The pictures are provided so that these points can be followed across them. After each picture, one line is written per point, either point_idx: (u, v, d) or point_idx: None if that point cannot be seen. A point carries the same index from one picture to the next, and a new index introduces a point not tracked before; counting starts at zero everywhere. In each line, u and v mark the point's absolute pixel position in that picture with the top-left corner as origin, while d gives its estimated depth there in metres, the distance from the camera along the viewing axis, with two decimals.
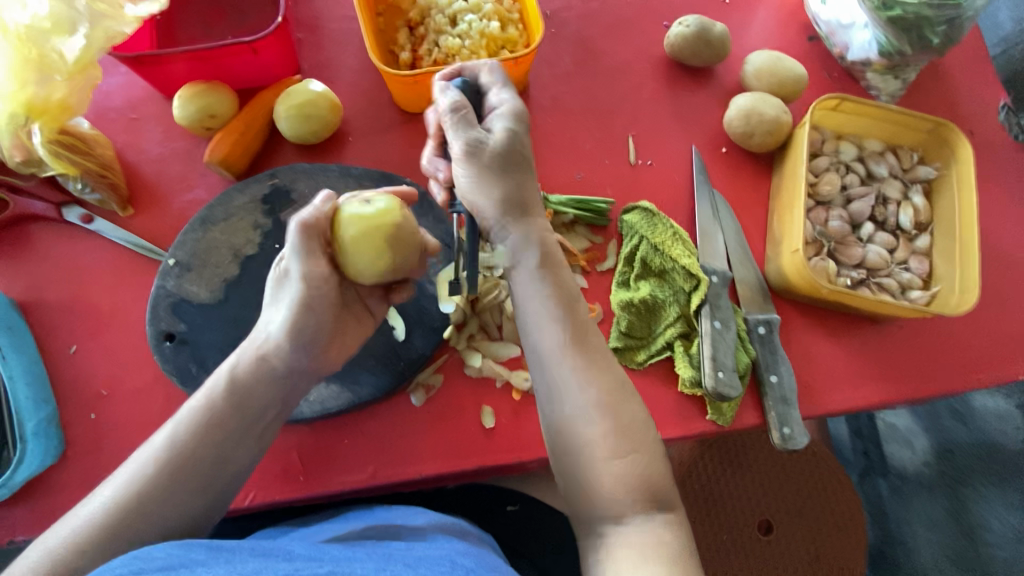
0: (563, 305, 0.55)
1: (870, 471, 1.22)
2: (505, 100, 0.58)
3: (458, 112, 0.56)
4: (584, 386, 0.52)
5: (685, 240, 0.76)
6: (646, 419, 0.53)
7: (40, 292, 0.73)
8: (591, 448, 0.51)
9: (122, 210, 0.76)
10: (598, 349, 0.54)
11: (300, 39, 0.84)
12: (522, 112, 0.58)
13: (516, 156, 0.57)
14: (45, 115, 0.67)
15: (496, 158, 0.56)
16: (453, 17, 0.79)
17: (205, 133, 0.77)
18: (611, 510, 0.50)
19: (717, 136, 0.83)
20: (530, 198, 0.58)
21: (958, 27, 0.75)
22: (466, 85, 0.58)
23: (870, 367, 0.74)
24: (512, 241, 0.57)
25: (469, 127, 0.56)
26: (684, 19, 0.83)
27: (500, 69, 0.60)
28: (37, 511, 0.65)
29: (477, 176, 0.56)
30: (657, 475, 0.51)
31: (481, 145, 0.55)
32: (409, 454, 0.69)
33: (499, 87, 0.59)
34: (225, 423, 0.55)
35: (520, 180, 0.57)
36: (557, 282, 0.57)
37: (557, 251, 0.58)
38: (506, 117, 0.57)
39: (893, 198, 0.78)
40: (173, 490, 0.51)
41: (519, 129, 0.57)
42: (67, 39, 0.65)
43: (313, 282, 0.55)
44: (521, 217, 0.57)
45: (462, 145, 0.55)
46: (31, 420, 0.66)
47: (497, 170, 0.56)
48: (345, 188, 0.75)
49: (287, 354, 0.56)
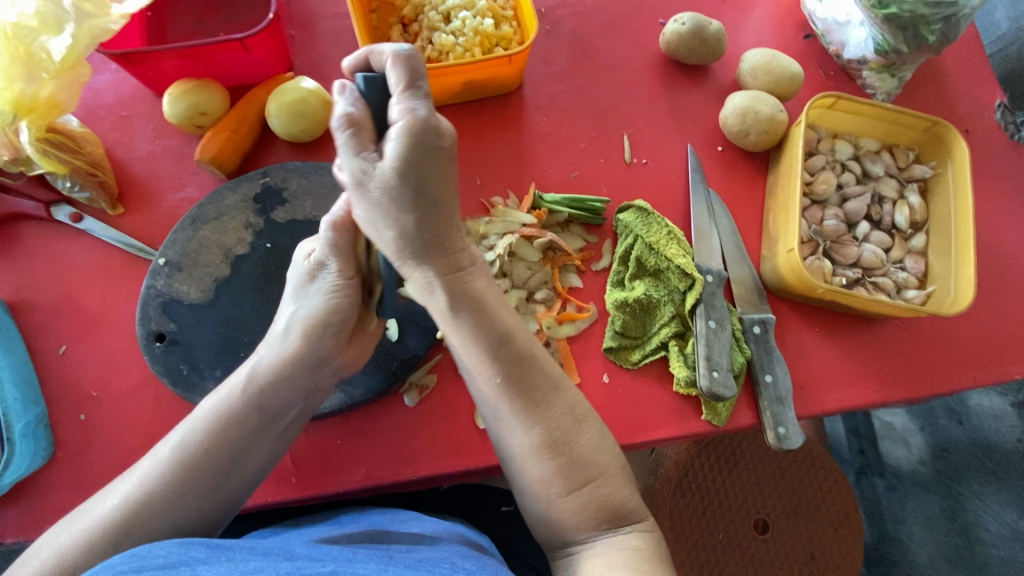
0: (490, 347, 0.54)
1: (865, 469, 1.25)
2: (405, 112, 0.44)
3: (351, 126, 0.45)
4: (530, 427, 0.53)
5: (680, 239, 0.75)
6: (601, 440, 0.55)
7: (30, 292, 0.73)
8: (548, 482, 0.53)
9: (113, 209, 0.75)
10: (546, 385, 0.55)
11: (293, 35, 0.83)
12: (430, 131, 0.45)
13: (417, 190, 0.46)
14: (33, 113, 0.65)
15: (389, 191, 0.46)
16: (446, 14, 0.79)
17: (195, 131, 0.76)
18: (575, 534, 0.53)
19: (713, 135, 0.83)
20: (443, 237, 0.51)
21: (954, 25, 0.74)
22: (372, 83, 0.46)
23: (865, 367, 0.74)
24: (422, 280, 0.52)
25: (362, 148, 0.45)
26: (679, 16, 0.83)
27: (410, 59, 0.45)
28: (26, 514, 0.65)
29: (370, 212, 0.48)
30: (617, 496, 0.53)
31: (372, 174, 0.45)
32: (402, 454, 0.69)
33: (402, 94, 0.45)
34: (243, 422, 0.55)
35: (427, 222, 0.49)
36: (481, 322, 0.54)
37: (480, 286, 0.55)
38: (399, 143, 0.44)
39: (889, 197, 0.78)
40: (185, 490, 0.52)
41: (419, 156, 0.45)
42: (54, 36, 0.64)
43: (338, 270, 0.59)
44: (430, 255, 0.51)
45: (350, 172, 0.46)
46: (20, 421, 0.65)
47: (392, 205, 0.46)
48: (337, 187, 0.74)
49: (312, 344, 0.59)
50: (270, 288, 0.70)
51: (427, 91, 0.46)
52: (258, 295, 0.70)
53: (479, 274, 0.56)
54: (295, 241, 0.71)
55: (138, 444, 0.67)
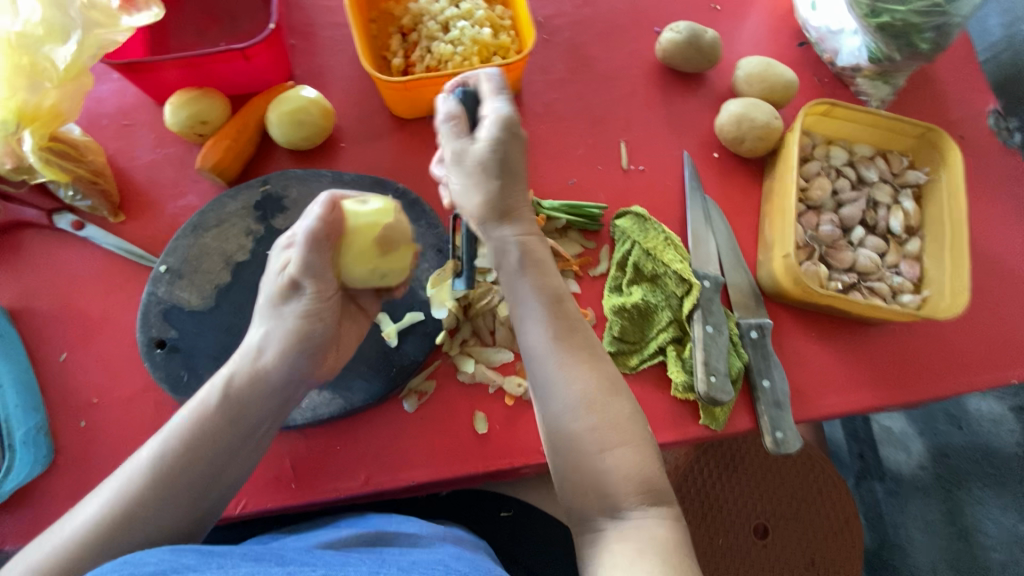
0: (548, 305, 0.56)
1: (866, 473, 1.22)
2: (495, 108, 0.54)
3: (452, 119, 0.55)
4: (575, 381, 0.53)
5: (677, 245, 0.76)
6: (639, 412, 0.54)
7: (31, 300, 0.73)
8: (584, 441, 0.51)
9: (114, 217, 0.76)
10: (588, 347, 0.55)
11: (293, 45, 0.84)
12: (515, 122, 0.54)
13: (504, 163, 0.55)
14: (36, 122, 0.66)
15: (481, 164, 0.54)
16: (445, 24, 0.80)
17: (197, 139, 0.77)
18: (606, 503, 0.50)
19: (709, 141, 0.84)
20: (520, 207, 0.58)
21: (946, 34, 0.75)
22: (467, 95, 0.56)
23: (861, 371, 0.74)
24: (498, 240, 0.58)
25: (460, 134, 0.55)
26: (675, 25, 0.84)
27: (499, 78, 0.56)
28: (25, 520, 0.65)
29: (465, 185, 0.57)
30: (648, 467, 0.51)
31: (467, 153, 0.55)
32: (402, 460, 0.69)
33: (493, 96, 0.55)
34: (218, 438, 0.55)
35: (510, 190, 0.57)
36: (543, 280, 0.57)
37: (544, 252, 0.59)
38: (493, 126, 0.53)
39: (883, 203, 0.79)
40: (160, 502, 0.52)
41: (507, 138, 0.54)
42: (59, 45, 0.65)
43: (313, 291, 0.59)
44: (511, 220, 0.58)
45: (450, 152, 0.55)
46: (21, 428, 0.66)
47: (482, 176, 0.55)
48: (337, 194, 0.75)
49: (285, 362, 0.58)
50: None
51: (509, 97, 0.55)
52: (258, 301, 0.70)
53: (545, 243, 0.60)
54: None
55: (139, 450, 0.68)
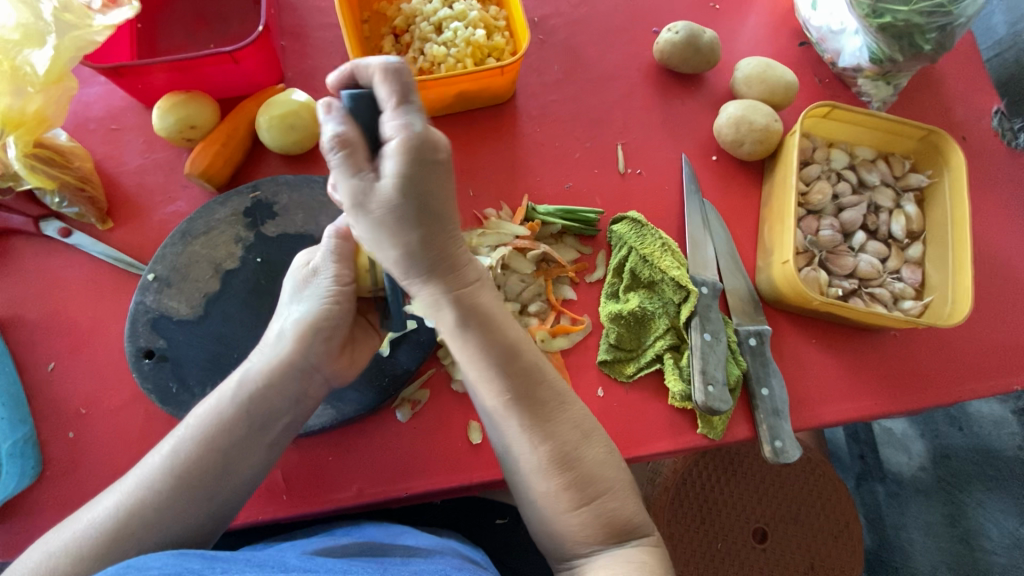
0: (500, 363, 0.53)
1: (866, 475, 1.22)
2: (400, 126, 0.41)
3: (344, 147, 0.41)
4: (538, 445, 0.52)
5: (675, 251, 0.75)
6: (609, 456, 0.55)
7: (18, 309, 0.72)
8: (551, 496, 0.53)
9: (102, 223, 0.75)
10: (550, 401, 0.54)
11: (284, 46, 0.83)
12: (429, 144, 0.42)
13: (421, 208, 0.44)
14: (21, 128, 0.65)
15: (391, 211, 0.43)
16: (437, 25, 0.78)
17: (186, 145, 0.76)
18: (580, 549, 0.52)
19: (707, 144, 0.82)
20: (453, 250, 0.49)
21: (949, 35, 0.74)
22: (358, 100, 0.42)
23: (862, 379, 0.73)
24: (429, 297, 0.51)
25: (359, 168, 0.42)
26: (673, 26, 0.82)
27: (401, 72, 0.41)
28: (12, 534, 0.64)
29: (370, 233, 0.46)
30: (623, 511, 0.53)
31: (371, 194, 0.43)
32: (396, 470, 0.68)
33: (394, 108, 0.41)
34: (234, 429, 0.55)
35: (433, 236, 0.47)
36: (489, 338, 0.53)
37: (485, 300, 0.53)
38: (398, 161, 0.41)
39: (885, 206, 0.77)
40: (175, 499, 0.51)
41: (419, 171, 0.42)
42: (37, 49, 0.64)
43: (334, 275, 0.59)
44: (438, 274, 0.50)
45: (349, 192, 0.43)
46: (7, 441, 0.65)
47: (395, 227, 0.45)
48: (328, 200, 0.73)
49: (305, 348, 0.58)
50: (261, 303, 0.69)
51: (418, 101, 0.42)
52: (249, 310, 0.69)
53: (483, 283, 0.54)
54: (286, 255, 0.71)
55: (128, 462, 0.67)
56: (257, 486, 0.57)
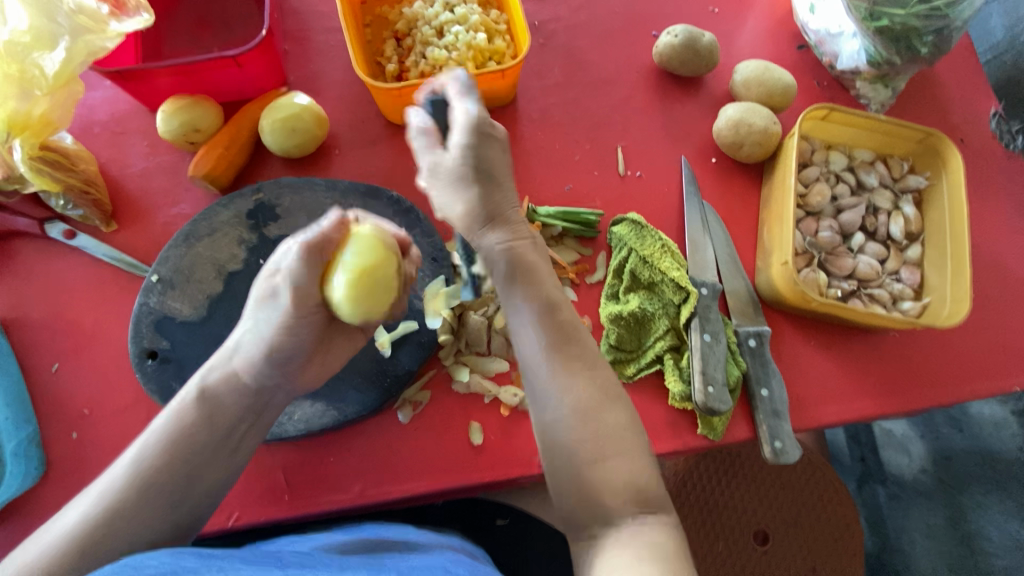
0: (539, 314, 0.53)
1: (867, 477, 1.23)
2: (466, 109, 0.50)
3: (422, 133, 0.52)
4: (568, 392, 0.51)
5: (674, 253, 0.76)
6: (634, 422, 0.53)
7: (22, 311, 0.72)
8: (577, 453, 0.50)
9: (106, 225, 0.75)
10: (583, 355, 0.53)
11: (287, 50, 0.84)
12: (487, 123, 0.51)
13: (482, 172, 0.52)
14: (27, 131, 0.66)
15: (459, 174, 0.51)
16: (439, 29, 0.79)
17: (189, 147, 0.76)
18: (604, 511, 0.50)
19: (707, 146, 0.83)
20: (506, 208, 0.54)
21: (946, 38, 0.74)
22: (437, 105, 0.53)
23: (861, 379, 0.73)
24: (487, 250, 0.54)
25: (433, 147, 0.52)
26: (672, 29, 0.83)
27: (470, 82, 0.51)
28: (16, 534, 0.64)
29: (441, 194, 0.53)
30: (646, 479, 0.50)
31: (441, 166, 0.52)
32: (397, 471, 0.68)
33: (461, 99, 0.51)
34: (195, 438, 0.53)
35: (490, 196, 0.53)
36: (534, 287, 0.54)
37: (536, 257, 0.55)
38: (462, 134, 0.50)
39: (883, 208, 0.78)
40: (135, 509, 0.49)
41: (480, 143, 0.50)
42: (47, 52, 0.65)
43: (293, 305, 0.52)
44: (496, 228, 0.54)
45: (425, 167, 0.52)
46: (11, 441, 0.66)
47: (461, 185, 0.52)
48: (330, 203, 0.74)
49: (261, 371, 0.54)
50: None
51: (479, 96, 0.51)
52: None
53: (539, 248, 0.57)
54: None
55: None
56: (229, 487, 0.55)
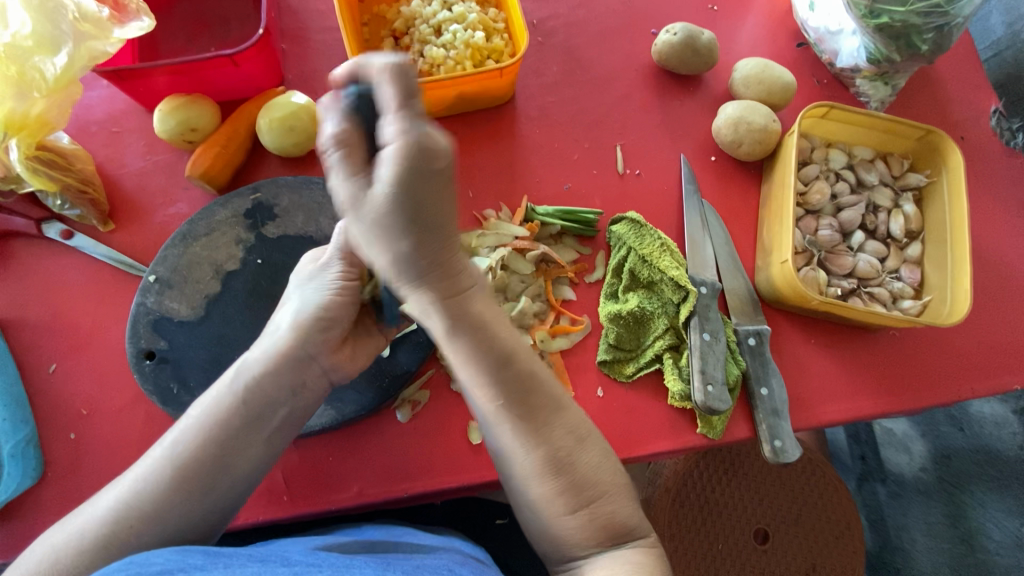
0: (493, 371, 0.50)
1: (868, 476, 1.21)
2: (400, 131, 0.35)
3: (341, 147, 0.37)
4: (534, 448, 0.52)
5: (673, 251, 0.75)
6: (606, 459, 0.55)
7: (20, 311, 0.72)
8: (546, 497, 0.53)
9: (103, 225, 0.75)
10: (548, 404, 0.53)
11: (284, 49, 0.83)
12: (429, 146, 0.36)
13: (414, 215, 0.39)
14: (24, 131, 0.65)
15: (384, 218, 0.38)
16: (437, 27, 0.78)
17: (186, 146, 0.76)
18: (575, 550, 0.53)
19: (706, 145, 0.82)
20: (442, 257, 0.43)
21: (947, 36, 0.73)
22: (364, 96, 0.38)
23: (862, 378, 0.73)
24: (419, 305, 0.47)
25: (356, 169, 0.38)
26: (671, 27, 0.83)
27: (404, 69, 0.36)
28: (14, 535, 0.64)
29: (364, 237, 0.41)
30: (620, 513, 0.54)
31: (366, 198, 0.38)
32: (396, 471, 0.68)
33: (398, 109, 0.36)
34: (229, 424, 0.54)
35: (428, 246, 0.41)
36: (480, 344, 0.49)
37: (485, 307, 0.50)
38: (395, 169, 0.36)
39: (883, 206, 0.78)
40: (171, 491, 0.51)
41: (414, 179, 0.36)
42: (49, 57, 0.64)
43: (342, 272, 0.59)
44: (430, 280, 0.44)
45: (345, 197, 0.39)
46: (8, 442, 0.65)
47: (388, 231, 0.39)
48: (328, 202, 0.74)
49: (302, 339, 0.57)
50: (261, 304, 0.70)
51: (422, 103, 0.37)
52: (250, 312, 0.69)
53: (479, 285, 0.49)
54: (287, 257, 0.71)
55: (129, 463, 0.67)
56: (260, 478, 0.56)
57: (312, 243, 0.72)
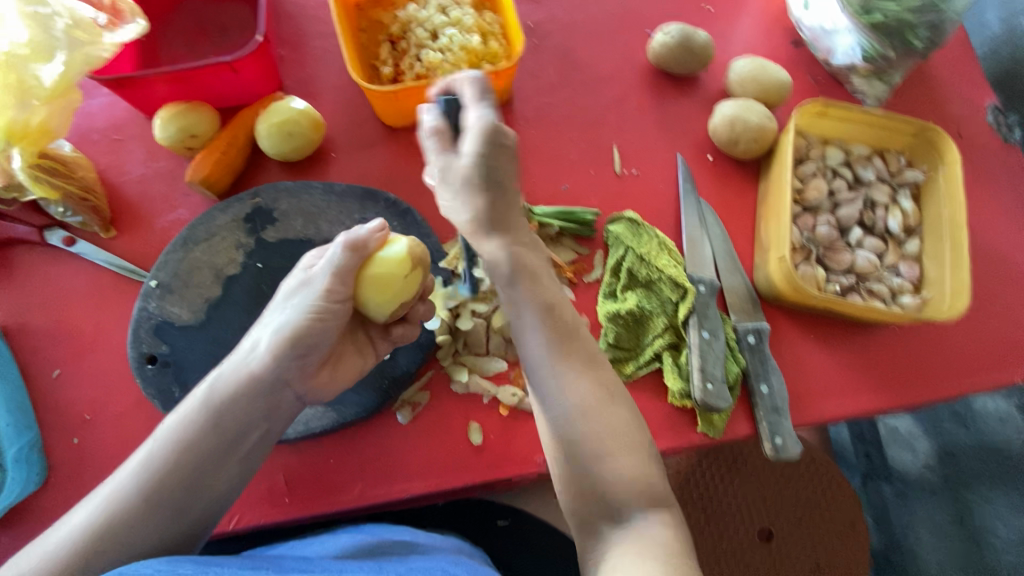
0: (541, 314, 0.55)
1: (872, 473, 1.20)
2: (479, 117, 0.50)
3: (436, 133, 0.53)
4: (573, 391, 0.53)
5: (672, 249, 0.76)
6: (638, 421, 0.54)
7: (23, 318, 0.73)
8: (586, 449, 0.51)
9: (105, 232, 0.76)
10: (583, 354, 0.55)
11: (283, 56, 0.84)
12: (501, 131, 0.51)
13: (492, 178, 0.52)
14: (25, 140, 0.66)
15: (467, 181, 0.52)
16: (433, 32, 0.79)
17: (187, 153, 0.77)
18: (616, 510, 0.50)
19: (703, 144, 0.83)
20: (512, 218, 0.57)
21: (941, 31, 0.74)
22: (449, 101, 0.53)
23: (863, 375, 0.73)
24: (489, 252, 0.56)
25: (445, 148, 0.53)
26: (666, 27, 0.83)
27: (483, 82, 0.52)
28: (20, 539, 0.64)
29: (452, 203, 0.55)
30: (652, 478, 0.52)
31: (452, 169, 0.52)
32: (397, 472, 0.68)
33: (476, 103, 0.52)
34: (202, 445, 0.53)
35: (498, 205, 0.54)
36: (535, 290, 0.56)
37: (535, 261, 0.58)
38: (477, 140, 0.50)
39: (881, 202, 0.78)
40: (142, 516, 0.50)
41: (492, 152, 0.51)
42: (45, 63, 0.65)
43: (326, 288, 0.58)
44: (500, 232, 0.56)
45: (437, 169, 0.53)
46: (13, 446, 0.65)
47: (471, 193, 0.53)
48: (327, 206, 0.74)
49: (277, 362, 0.57)
50: (262, 308, 0.70)
51: (495, 102, 0.52)
52: (250, 315, 0.70)
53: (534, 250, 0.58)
54: (287, 261, 0.72)
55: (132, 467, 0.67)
56: (235, 498, 0.56)
57: (310, 246, 0.73)
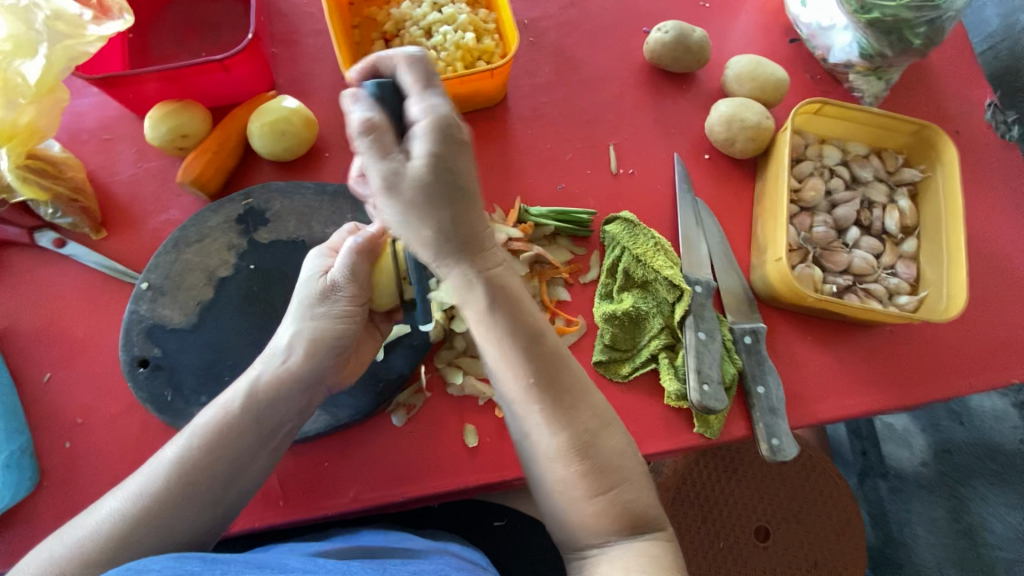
0: (525, 348, 0.52)
1: (868, 471, 1.26)
2: (428, 109, 0.42)
3: (371, 130, 0.41)
4: (561, 432, 0.53)
5: (668, 250, 0.75)
6: (628, 446, 0.55)
7: (13, 320, 0.72)
8: (570, 480, 0.53)
9: (96, 233, 0.75)
10: (570, 390, 0.54)
11: (275, 53, 0.83)
12: (455, 123, 0.42)
13: (452, 186, 0.43)
14: (12, 141, 0.66)
15: (421, 189, 0.42)
16: (427, 29, 0.78)
17: (178, 153, 0.76)
18: (591, 540, 0.53)
19: (700, 143, 0.82)
20: (479, 230, 0.47)
21: (938, 30, 0.72)
22: (383, 85, 0.43)
23: (860, 376, 0.73)
24: (460, 279, 0.50)
25: (387, 150, 0.42)
26: (662, 25, 0.82)
27: (424, 59, 0.43)
28: (11, 544, 0.64)
29: (403, 215, 0.44)
30: (638, 501, 0.53)
31: (401, 175, 0.42)
32: (392, 474, 0.68)
33: (422, 91, 0.43)
34: (243, 438, 0.55)
35: (464, 214, 0.45)
36: (516, 321, 0.52)
37: (516, 282, 0.53)
38: (427, 139, 0.41)
39: (879, 202, 0.77)
40: (181, 503, 0.51)
41: (449, 149, 0.41)
42: (27, 59, 0.64)
43: (350, 293, 0.60)
44: (469, 256, 0.48)
45: (380, 177, 0.42)
46: (3, 452, 0.65)
47: (428, 204, 0.43)
48: (321, 206, 0.73)
49: (313, 362, 0.59)
50: (255, 310, 0.69)
51: (442, 87, 0.44)
52: (243, 318, 0.69)
53: (512, 269, 0.53)
54: (278, 263, 0.71)
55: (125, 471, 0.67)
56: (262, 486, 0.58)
57: (303, 247, 0.72)
